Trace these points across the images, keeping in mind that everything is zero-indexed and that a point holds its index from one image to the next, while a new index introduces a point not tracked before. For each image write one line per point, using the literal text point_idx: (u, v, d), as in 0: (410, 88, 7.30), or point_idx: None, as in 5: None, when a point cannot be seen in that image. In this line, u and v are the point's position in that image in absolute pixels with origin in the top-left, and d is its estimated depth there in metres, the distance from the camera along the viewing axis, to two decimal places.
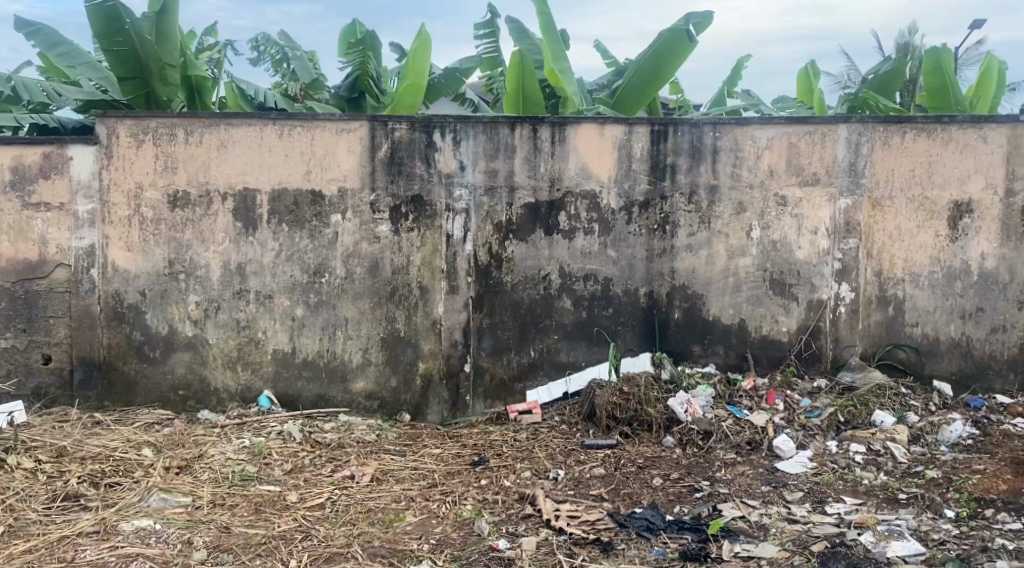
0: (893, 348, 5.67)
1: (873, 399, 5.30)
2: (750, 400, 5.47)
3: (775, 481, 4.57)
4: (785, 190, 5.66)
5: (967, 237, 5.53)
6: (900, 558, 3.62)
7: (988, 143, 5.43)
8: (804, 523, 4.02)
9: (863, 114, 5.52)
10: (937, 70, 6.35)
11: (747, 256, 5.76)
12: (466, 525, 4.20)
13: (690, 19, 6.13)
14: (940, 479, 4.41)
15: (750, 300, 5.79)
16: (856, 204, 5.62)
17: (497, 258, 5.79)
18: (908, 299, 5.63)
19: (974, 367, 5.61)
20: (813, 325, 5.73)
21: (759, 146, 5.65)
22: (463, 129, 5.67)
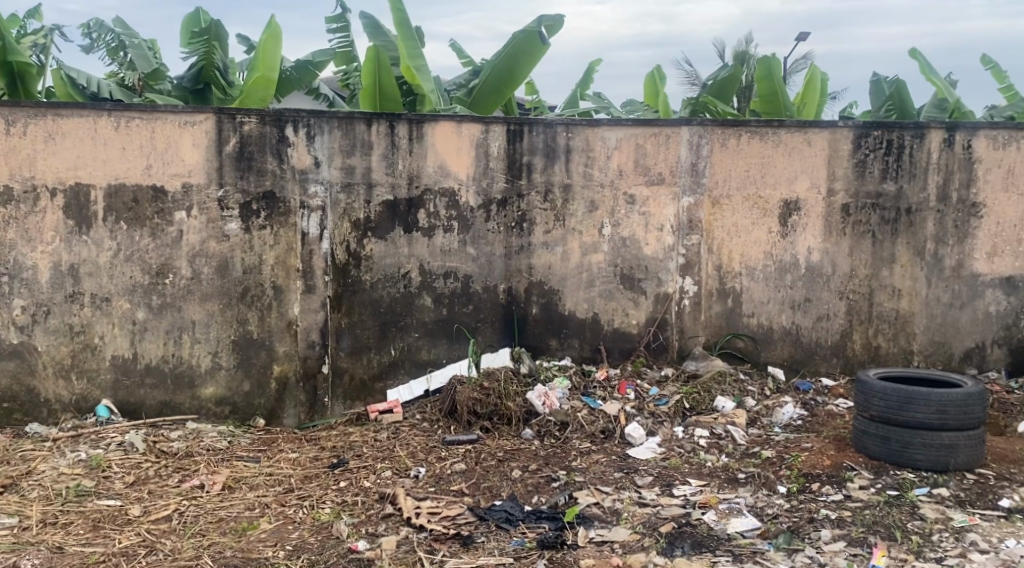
0: (732, 337, 6.06)
1: (715, 385, 5.65)
2: (604, 390, 5.67)
3: (627, 467, 4.77)
4: (633, 189, 5.92)
5: (794, 233, 5.95)
6: (739, 533, 3.86)
7: (813, 146, 5.85)
8: (653, 506, 4.22)
9: (703, 118, 5.85)
10: (768, 75, 6.78)
11: (600, 252, 5.97)
12: (324, 528, 4.12)
13: (543, 21, 6.26)
14: (773, 458, 4.76)
15: (603, 294, 6.00)
16: (698, 202, 5.95)
17: (355, 257, 5.70)
18: (745, 291, 6.02)
19: (802, 353, 6.05)
20: (660, 317, 6.03)
21: (609, 147, 5.87)
22: (317, 124, 5.54)
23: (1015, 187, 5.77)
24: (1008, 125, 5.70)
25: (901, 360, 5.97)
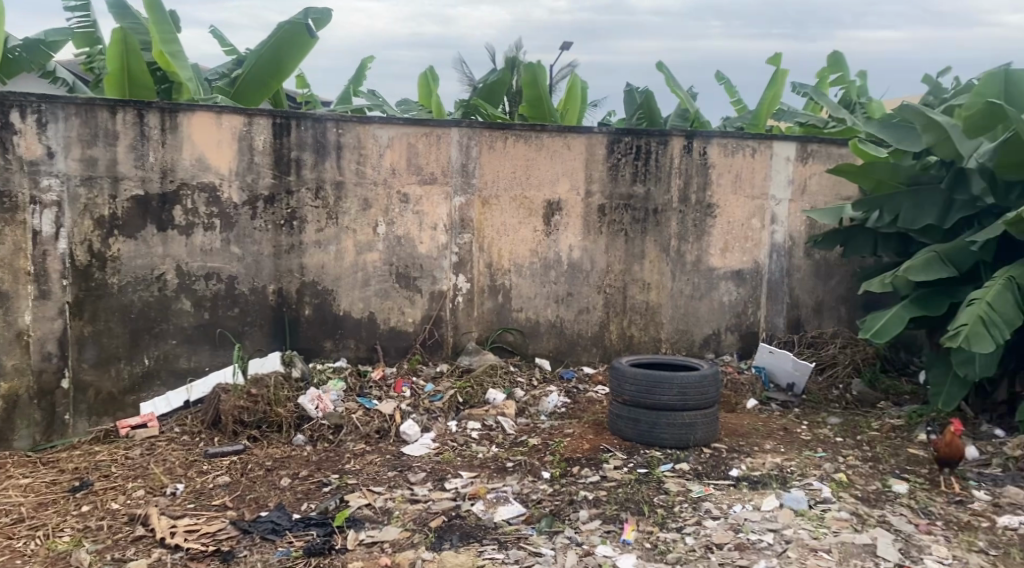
0: (503, 331, 6.26)
1: (486, 378, 5.81)
2: (378, 390, 5.62)
3: (400, 466, 4.76)
4: (406, 188, 5.92)
5: (558, 232, 6.26)
6: (505, 521, 4.00)
7: (572, 150, 6.19)
8: (424, 502, 4.25)
9: (472, 119, 5.98)
10: (534, 82, 7.05)
11: (373, 251, 5.91)
12: (60, 559, 3.72)
13: (309, 14, 6.07)
14: (539, 446, 4.98)
15: (377, 293, 5.95)
16: (468, 202, 6.08)
17: (99, 258, 5.26)
18: (514, 287, 6.24)
19: (566, 344, 6.38)
20: (434, 314, 6.10)
21: (380, 145, 5.82)
22: (49, 110, 5.04)
23: (742, 191, 6.48)
24: (735, 135, 6.38)
25: (652, 348, 6.50)
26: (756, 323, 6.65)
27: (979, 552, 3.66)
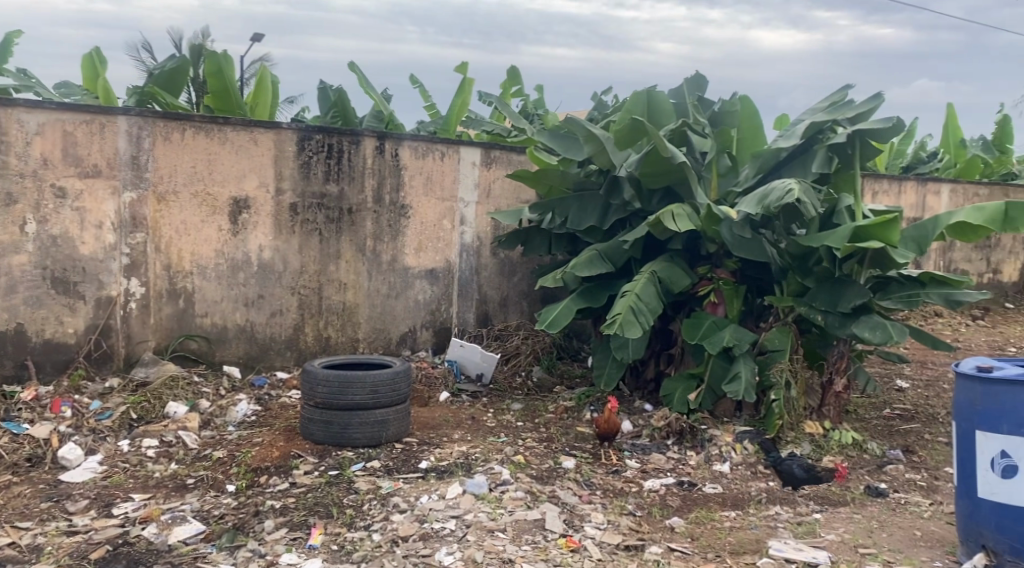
0: (185, 338, 5.83)
1: (166, 391, 5.35)
2: (31, 412, 4.95)
3: (57, 495, 4.22)
4: (62, 181, 5.34)
5: (246, 231, 5.98)
6: (180, 542, 3.72)
7: (259, 146, 5.94)
8: (84, 532, 3.81)
9: (142, 108, 5.54)
10: (219, 74, 6.33)
11: (22, 253, 5.27)
12: None
13: None
14: (224, 458, 4.71)
15: (28, 300, 5.31)
16: (141, 198, 5.61)
17: None
18: (197, 290, 5.85)
19: (257, 349, 6.10)
20: (102, 323, 5.54)
21: (28, 132, 5.20)
22: None
23: (433, 192, 6.69)
24: (424, 138, 6.57)
25: (348, 348, 6.45)
26: (449, 320, 6.91)
27: (628, 514, 4.15)
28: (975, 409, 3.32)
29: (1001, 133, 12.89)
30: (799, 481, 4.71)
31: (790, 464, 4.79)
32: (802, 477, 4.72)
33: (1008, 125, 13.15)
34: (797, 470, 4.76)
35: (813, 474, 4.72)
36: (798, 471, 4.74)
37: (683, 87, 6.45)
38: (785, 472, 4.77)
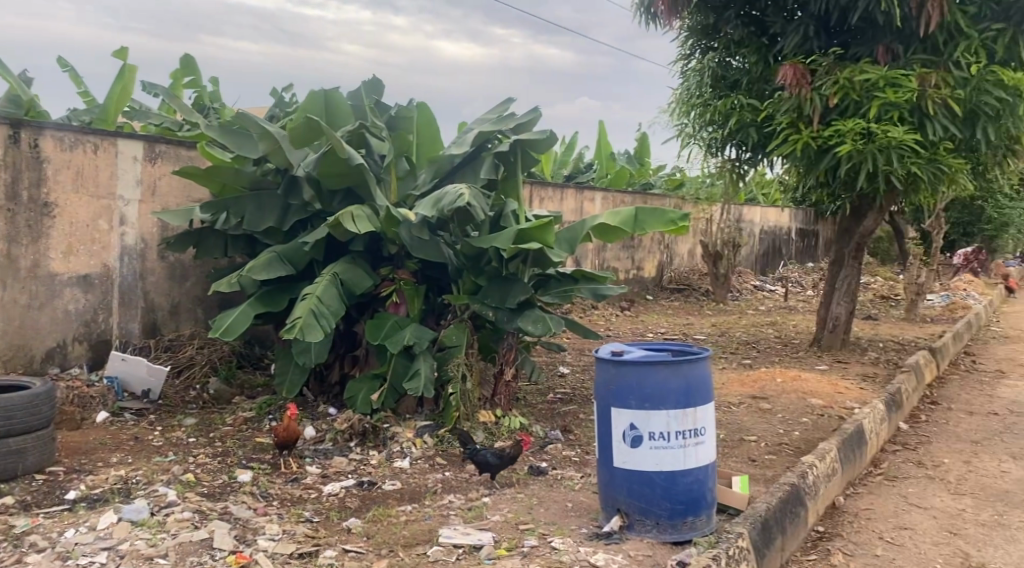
0: None
1: None
2: None
3: None
4: None
5: None
6: None
7: None
8: None
9: None
10: None
11: None
12: None
13: None
14: None
15: None
16: None
17: None
18: None
19: None
20: None
21: None
22: None
23: (84, 189, 6.00)
24: (71, 128, 5.87)
25: None
26: (108, 331, 6.23)
27: (305, 521, 4.08)
28: (610, 387, 3.82)
29: (642, 148, 14.86)
30: (492, 469, 4.54)
31: (483, 453, 4.55)
32: (496, 465, 4.54)
33: (645, 140, 15.16)
34: (490, 458, 4.54)
35: (504, 459, 4.55)
36: (491, 459, 4.53)
37: (361, 90, 6.48)
38: (480, 462, 4.54)
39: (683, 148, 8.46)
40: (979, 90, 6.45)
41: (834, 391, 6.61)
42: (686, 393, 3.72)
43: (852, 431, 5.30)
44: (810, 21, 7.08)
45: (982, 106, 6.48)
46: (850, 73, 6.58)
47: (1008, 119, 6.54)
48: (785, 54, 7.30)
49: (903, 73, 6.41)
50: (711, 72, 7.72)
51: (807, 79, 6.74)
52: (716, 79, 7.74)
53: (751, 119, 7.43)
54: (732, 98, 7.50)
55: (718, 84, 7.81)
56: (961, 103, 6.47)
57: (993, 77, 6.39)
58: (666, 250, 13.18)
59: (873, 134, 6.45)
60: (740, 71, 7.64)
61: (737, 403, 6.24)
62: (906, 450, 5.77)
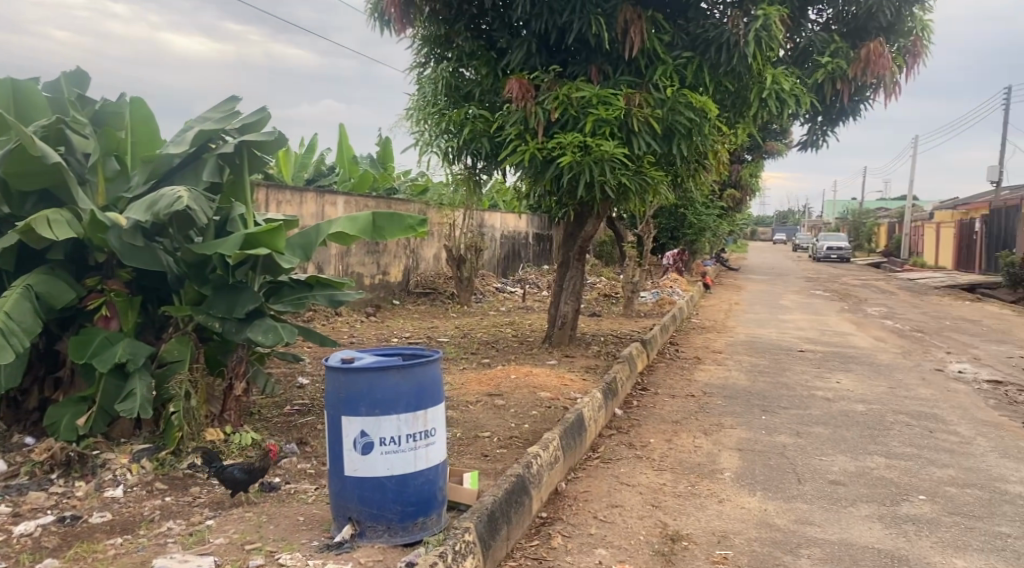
0: None
1: None
2: None
3: None
4: None
5: None
6: None
7: None
8: None
9: None
10: None
11: None
12: None
13: None
14: None
15: None
16: None
17: None
18: None
19: None
20: None
21: None
22: None
23: None
24: None
25: None
26: None
27: None
28: (340, 397, 3.81)
29: (384, 154, 14.91)
30: (241, 485, 4.32)
31: (231, 469, 4.30)
32: (245, 480, 4.32)
33: (388, 145, 15.21)
34: (239, 474, 4.31)
35: (254, 473, 4.35)
36: (239, 475, 4.29)
37: (60, 82, 5.83)
38: (228, 479, 4.29)
39: (421, 155, 8.60)
40: (674, 110, 7.13)
41: (560, 384, 7.09)
42: (416, 397, 3.81)
43: (574, 419, 5.70)
44: (531, 39, 7.49)
45: (677, 125, 7.15)
46: (568, 90, 7.10)
47: (697, 137, 7.23)
48: (511, 68, 7.69)
49: (613, 92, 7.03)
50: (444, 81, 7.93)
51: (532, 93, 7.16)
52: (449, 88, 7.97)
53: (483, 129, 7.63)
54: (465, 108, 7.74)
55: (451, 93, 8.04)
56: (659, 121, 7.12)
57: (684, 99, 7.10)
58: (411, 255, 13.31)
59: (589, 147, 7.01)
60: (472, 82, 7.93)
61: (473, 401, 6.46)
62: (621, 434, 6.34)
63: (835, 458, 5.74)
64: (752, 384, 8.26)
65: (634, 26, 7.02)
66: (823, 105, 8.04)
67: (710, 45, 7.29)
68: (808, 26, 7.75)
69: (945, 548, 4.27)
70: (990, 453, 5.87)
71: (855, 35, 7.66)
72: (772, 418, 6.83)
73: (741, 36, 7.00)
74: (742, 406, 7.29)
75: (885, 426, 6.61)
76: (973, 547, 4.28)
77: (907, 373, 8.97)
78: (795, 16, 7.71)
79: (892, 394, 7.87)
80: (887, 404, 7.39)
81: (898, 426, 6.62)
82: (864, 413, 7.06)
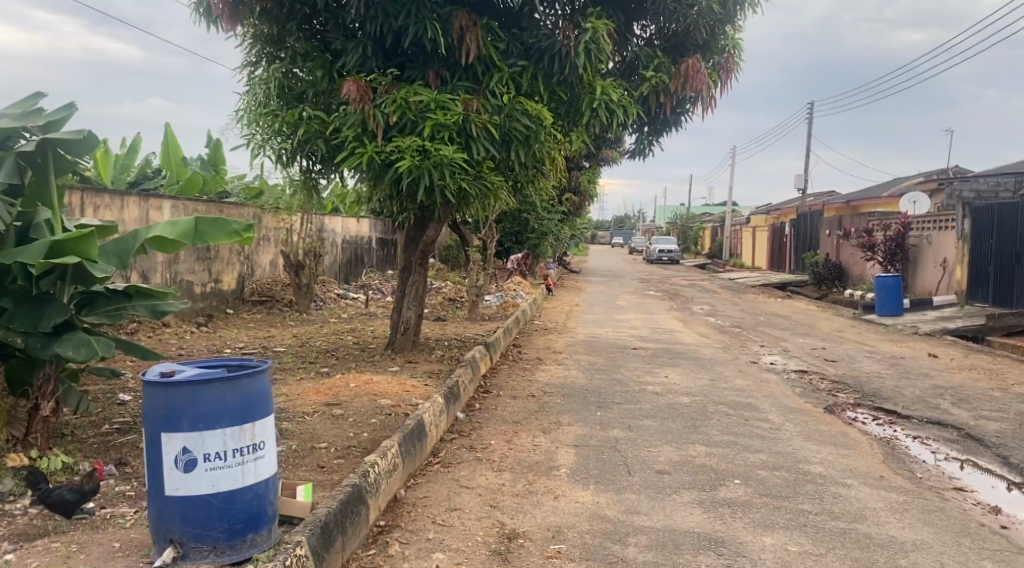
0: None
1: None
2: None
3: None
4: None
5: None
6: None
7: None
8: None
9: None
10: None
11: None
12: None
13: None
14: None
15: None
16: None
17: None
18: None
19: None
20: None
21: None
22: None
23: None
24: None
25: None
26: None
27: None
28: (159, 413, 3.61)
29: (216, 156, 14.29)
30: (71, 507, 4.14)
31: (60, 491, 4.11)
32: (75, 502, 4.15)
33: (220, 147, 14.52)
34: (68, 496, 4.13)
35: (85, 494, 4.18)
36: (70, 496, 4.12)
37: None
38: (55, 502, 4.10)
39: (253, 157, 8.25)
40: (510, 117, 7.29)
41: (401, 390, 7.05)
42: (243, 409, 3.69)
43: (413, 425, 5.67)
44: (368, 41, 7.43)
45: (513, 131, 7.31)
46: (405, 94, 7.08)
47: (534, 145, 7.40)
48: (347, 70, 7.55)
49: (451, 98, 7.09)
50: (277, 81, 7.65)
51: (369, 96, 7.08)
52: (282, 88, 7.69)
53: (319, 130, 7.44)
54: (299, 109, 7.50)
55: (285, 94, 7.77)
56: (497, 127, 7.25)
57: (520, 106, 7.27)
58: (246, 261, 12.76)
59: (428, 151, 7.00)
60: (306, 82, 7.70)
61: (310, 412, 6.28)
62: (462, 437, 6.38)
63: (662, 449, 6.07)
64: (588, 382, 8.57)
65: (469, 32, 7.11)
66: (649, 117, 8.49)
67: (544, 55, 7.50)
68: (634, 40, 8.13)
69: (756, 527, 4.62)
70: (795, 438, 6.43)
71: (676, 51, 8.14)
72: (606, 414, 7.12)
73: (572, 47, 7.27)
74: (578, 404, 7.54)
75: (707, 416, 7.06)
76: (781, 525, 4.66)
77: (728, 367, 9.62)
78: (621, 30, 8.08)
79: (714, 386, 8.42)
80: (709, 396, 7.90)
81: (718, 416, 7.09)
82: (689, 405, 7.51)
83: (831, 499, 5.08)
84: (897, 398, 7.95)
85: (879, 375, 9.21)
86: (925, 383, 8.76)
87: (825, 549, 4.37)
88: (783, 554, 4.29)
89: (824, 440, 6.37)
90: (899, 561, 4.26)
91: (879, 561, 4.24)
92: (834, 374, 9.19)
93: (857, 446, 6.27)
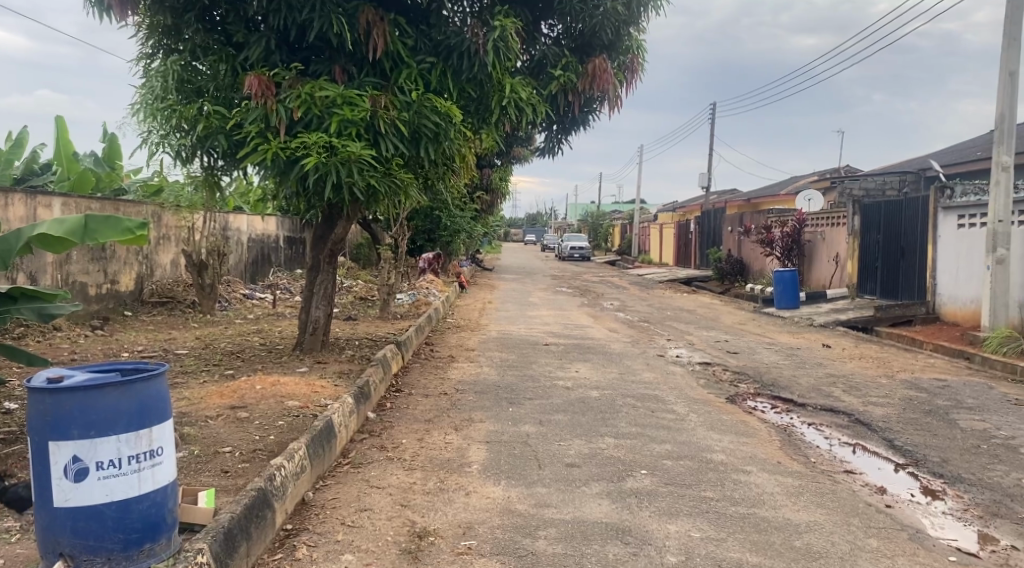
0: None
1: None
2: None
3: None
4: None
5: None
6: None
7: None
8: None
9: None
10: None
11: None
12: None
13: None
14: None
15: None
16: None
17: None
18: None
19: None
20: None
21: None
22: None
23: None
24: None
25: None
26: None
27: None
28: (46, 420, 3.44)
29: (111, 150, 13.69)
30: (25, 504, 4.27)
31: (13, 488, 4.26)
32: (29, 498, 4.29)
33: (116, 142, 13.88)
34: (21, 493, 4.27)
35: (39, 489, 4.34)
36: (24, 492, 4.28)
37: None
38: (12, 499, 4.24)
39: (150, 154, 7.92)
40: (419, 113, 7.22)
41: (310, 391, 6.91)
42: (138, 414, 3.55)
43: (322, 426, 5.56)
44: (271, 35, 7.24)
45: (422, 128, 7.24)
46: (311, 89, 6.93)
47: (443, 142, 7.36)
48: (250, 64, 7.34)
49: (358, 94, 6.99)
50: (174, 74, 7.36)
51: (272, 90, 6.90)
52: (180, 82, 7.40)
53: (220, 125, 7.19)
54: (199, 103, 7.22)
55: (183, 87, 7.43)
56: (406, 123, 7.17)
57: (429, 103, 7.23)
58: (144, 261, 12.24)
59: (335, 148, 6.87)
60: (206, 76, 7.44)
61: (213, 416, 6.08)
62: (372, 437, 6.30)
63: (571, 442, 6.16)
64: (499, 379, 8.61)
65: (376, 28, 7.03)
66: (558, 115, 8.58)
67: (452, 52, 7.48)
68: (541, 39, 8.21)
69: (661, 516, 4.76)
70: (698, 428, 6.64)
71: (583, 51, 8.26)
72: (517, 410, 7.17)
73: (480, 45, 7.28)
74: (490, 400, 7.58)
75: (616, 409, 7.21)
76: (684, 512, 4.81)
77: (635, 360, 9.85)
78: (529, 29, 8.14)
79: (623, 379, 8.61)
80: (618, 389, 8.07)
81: (626, 408, 7.25)
82: (598, 399, 7.65)
83: (731, 485, 5.28)
84: (794, 387, 8.31)
85: (777, 365, 9.60)
86: (820, 372, 9.20)
87: (726, 534, 4.53)
88: (686, 540, 4.43)
89: (726, 430, 6.61)
90: (794, 542, 4.46)
91: (776, 543, 4.43)
92: (735, 365, 9.53)
93: (757, 434, 6.53)
